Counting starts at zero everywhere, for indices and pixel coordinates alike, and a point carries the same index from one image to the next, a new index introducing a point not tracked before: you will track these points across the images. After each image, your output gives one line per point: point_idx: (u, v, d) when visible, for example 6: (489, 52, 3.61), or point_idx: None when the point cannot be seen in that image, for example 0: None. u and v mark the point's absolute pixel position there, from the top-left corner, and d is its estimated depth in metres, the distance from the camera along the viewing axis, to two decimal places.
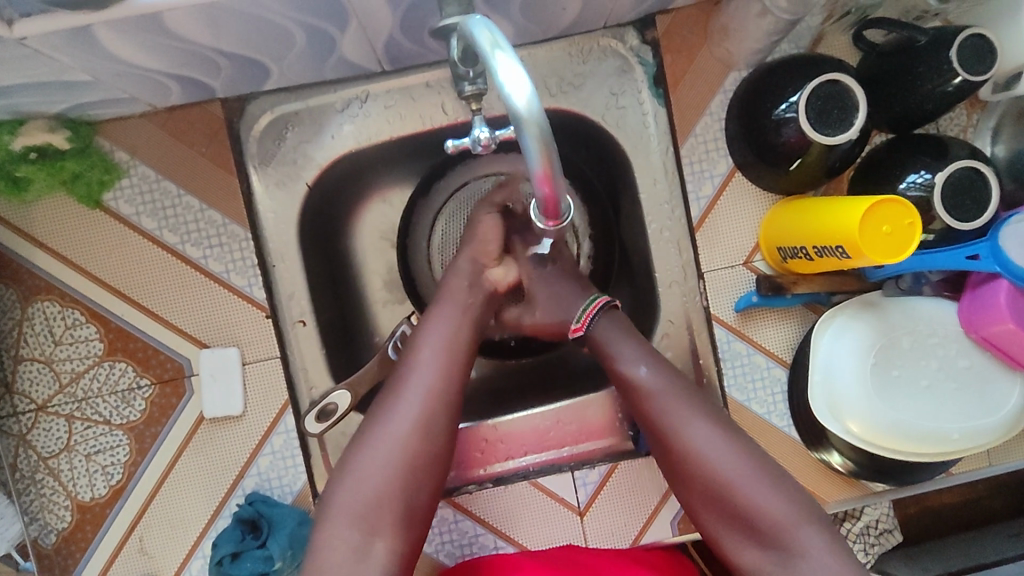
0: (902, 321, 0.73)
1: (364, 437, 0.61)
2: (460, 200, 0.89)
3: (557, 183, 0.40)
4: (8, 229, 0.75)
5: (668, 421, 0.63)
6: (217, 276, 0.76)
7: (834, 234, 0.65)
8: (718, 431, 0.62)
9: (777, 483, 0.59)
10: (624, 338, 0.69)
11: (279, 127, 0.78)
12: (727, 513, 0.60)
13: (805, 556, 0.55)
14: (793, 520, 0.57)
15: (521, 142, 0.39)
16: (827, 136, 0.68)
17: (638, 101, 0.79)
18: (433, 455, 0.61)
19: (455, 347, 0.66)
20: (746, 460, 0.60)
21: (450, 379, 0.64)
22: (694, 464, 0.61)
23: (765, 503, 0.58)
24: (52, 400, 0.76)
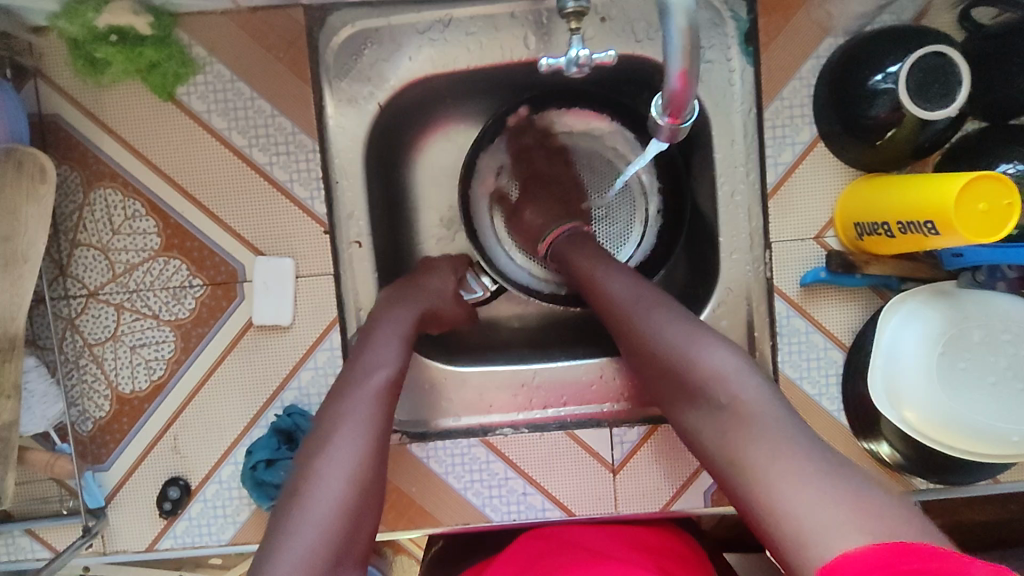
0: (976, 314, 0.70)
1: (317, 452, 0.57)
2: (529, 148, 0.89)
3: (691, 83, 0.44)
4: (79, 112, 0.74)
5: (625, 302, 0.65)
6: (280, 184, 0.75)
7: (924, 208, 0.62)
8: (667, 311, 0.63)
9: (712, 341, 0.60)
10: (584, 248, 0.75)
11: (358, 42, 0.76)
12: (680, 386, 0.60)
13: (739, 405, 0.55)
14: (733, 376, 0.57)
15: (663, 36, 0.43)
16: (925, 110, 0.65)
17: (726, 58, 0.76)
18: (379, 474, 0.58)
19: (395, 369, 0.64)
20: (678, 326, 0.62)
21: (389, 398, 0.62)
22: (649, 339, 0.62)
23: (704, 362, 0.58)
24: (103, 287, 0.76)
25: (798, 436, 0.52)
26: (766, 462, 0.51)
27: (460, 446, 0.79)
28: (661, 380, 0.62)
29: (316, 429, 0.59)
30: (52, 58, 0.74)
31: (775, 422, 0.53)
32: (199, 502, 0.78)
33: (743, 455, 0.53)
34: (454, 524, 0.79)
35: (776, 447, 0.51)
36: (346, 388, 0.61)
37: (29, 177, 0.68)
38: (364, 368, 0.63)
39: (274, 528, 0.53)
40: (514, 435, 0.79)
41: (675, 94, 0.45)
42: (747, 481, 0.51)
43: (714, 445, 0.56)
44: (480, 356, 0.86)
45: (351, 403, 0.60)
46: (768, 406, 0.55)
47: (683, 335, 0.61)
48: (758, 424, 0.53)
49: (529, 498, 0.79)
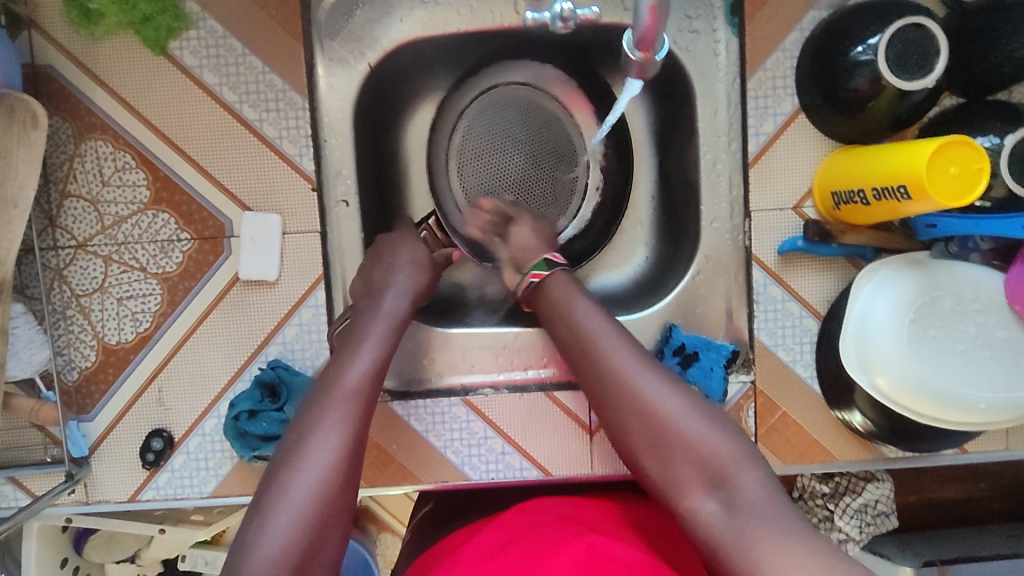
0: (947, 282, 0.72)
1: (291, 453, 0.57)
2: (486, 104, 0.91)
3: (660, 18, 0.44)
4: (73, 63, 0.75)
5: (625, 374, 0.62)
6: (269, 140, 0.76)
7: (896, 172, 0.64)
8: (668, 385, 0.62)
9: (718, 423, 0.60)
10: (574, 289, 0.71)
11: (349, 2, 0.77)
12: (674, 456, 0.59)
13: (744, 495, 0.55)
14: (732, 460, 0.57)
15: None
16: (903, 81, 0.66)
17: (712, 28, 0.78)
18: (350, 480, 0.58)
19: (372, 370, 0.64)
20: (684, 398, 0.61)
21: (366, 400, 0.62)
22: (647, 405, 0.61)
23: (710, 446, 0.58)
24: (92, 239, 0.77)
25: (802, 527, 0.52)
26: (771, 547, 0.50)
27: (441, 405, 0.80)
28: (649, 453, 0.60)
29: (294, 426, 0.60)
30: (46, 8, 0.74)
31: (780, 514, 0.53)
32: (182, 454, 0.79)
33: (745, 544, 0.52)
34: (433, 483, 0.80)
35: (776, 538, 0.51)
36: (325, 388, 0.62)
37: (21, 123, 0.69)
38: (342, 371, 0.63)
39: (242, 533, 0.54)
40: (494, 395, 0.80)
41: (645, 28, 0.45)
42: (750, 571, 0.51)
43: (708, 530, 0.55)
44: (463, 319, 0.87)
45: (327, 408, 0.60)
46: (768, 493, 0.55)
47: (686, 401, 0.61)
48: (762, 511, 0.53)
49: (507, 457, 0.80)
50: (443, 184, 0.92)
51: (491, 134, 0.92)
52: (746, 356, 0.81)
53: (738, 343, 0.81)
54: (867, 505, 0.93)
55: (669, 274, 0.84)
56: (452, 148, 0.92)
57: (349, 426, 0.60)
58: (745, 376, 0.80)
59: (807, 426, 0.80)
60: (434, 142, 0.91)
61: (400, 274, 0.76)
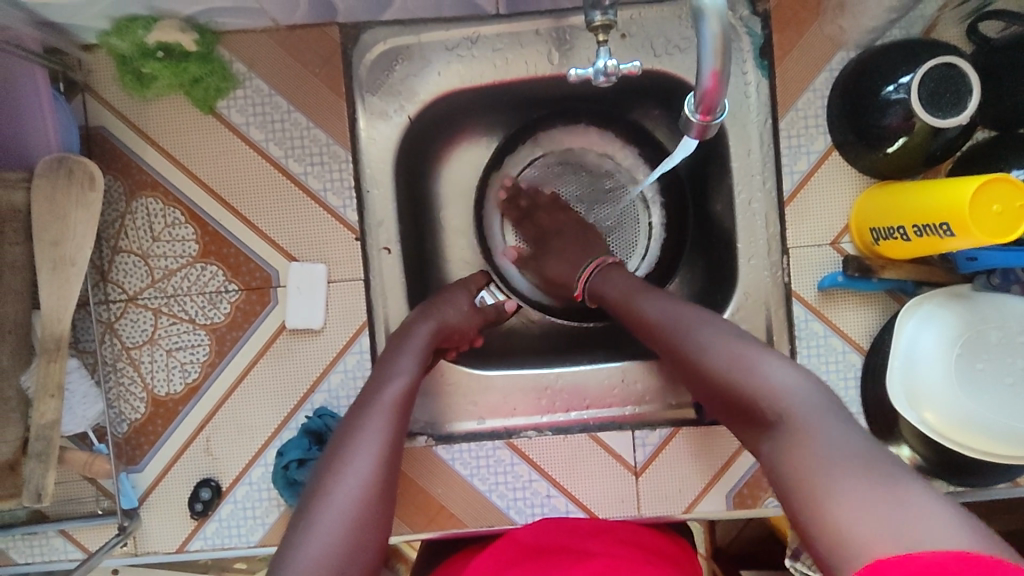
0: (993, 314, 0.72)
1: (333, 461, 0.59)
2: (529, 172, 0.94)
3: (722, 82, 0.43)
4: (124, 124, 0.78)
5: (671, 324, 0.66)
6: (314, 193, 0.79)
7: (937, 211, 0.64)
8: (723, 333, 0.62)
9: (777, 362, 0.58)
10: (612, 269, 0.79)
11: (389, 59, 0.80)
12: (734, 404, 0.58)
13: (794, 424, 0.52)
14: (780, 391, 0.55)
15: (696, 37, 0.42)
16: (937, 119, 0.67)
17: (742, 71, 0.80)
18: (389, 485, 0.59)
19: (407, 383, 0.66)
20: (739, 348, 0.60)
21: (402, 411, 0.64)
22: (695, 354, 0.62)
23: (762, 378, 0.56)
24: (142, 292, 0.79)
25: (855, 448, 0.49)
26: (823, 474, 0.48)
27: (485, 448, 0.80)
28: (719, 400, 0.60)
29: (336, 441, 0.62)
30: (100, 73, 0.78)
31: (831, 436, 0.50)
32: (230, 503, 0.79)
33: (795, 471, 0.50)
34: (477, 527, 0.80)
35: (825, 458, 0.49)
36: (365, 402, 0.64)
37: (78, 184, 0.71)
38: (384, 382, 0.66)
39: (287, 540, 0.55)
40: (538, 437, 0.80)
41: (706, 92, 0.44)
42: (797, 494, 0.49)
43: (767, 463, 0.54)
44: (503, 362, 0.87)
45: (367, 416, 0.63)
46: (820, 417, 0.52)
47: (735, 344, 0.60)
48: (807, 438, 0.51)
49: (553, 500, 0.80)
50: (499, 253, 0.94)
51: None
52: None
53: None
54: None
55: (708, 312, 0.85)
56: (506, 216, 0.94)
57: (386, 429, 0.62)
58: None
59: None
60: (485, 213, 0.93)
61: (439, 308, 0.77)
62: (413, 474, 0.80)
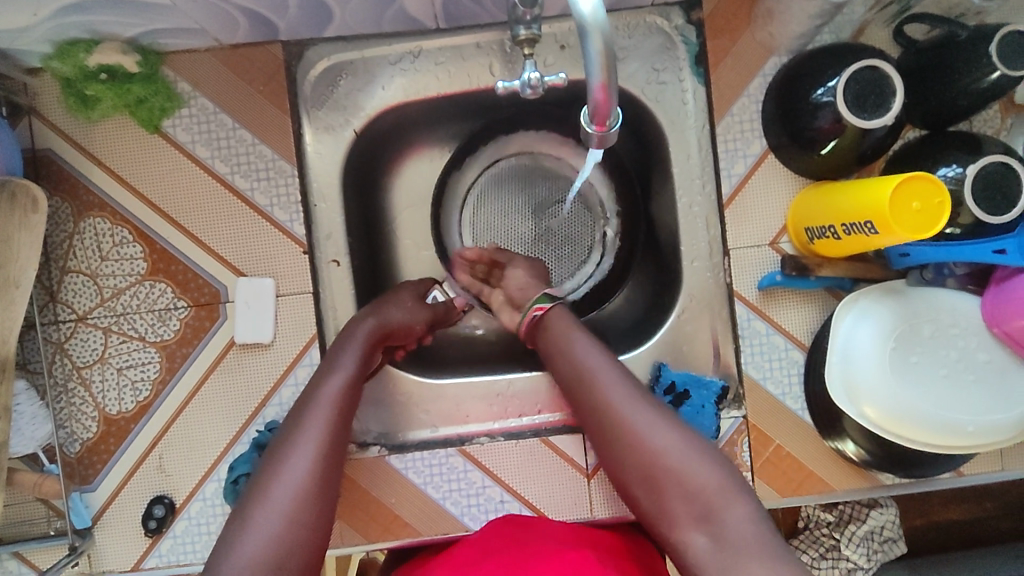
0: (925, 308, 0.73)
1: (275, 454, 0.59)
2: (492, 175, 0.94)
3: (611, 94, 0.45)
4: (70, 145, 0.79)
5: (610, 396, 0.63)
6: (260, 208, 0.80)
7: (863, 209, 0.66)
8: (656, 412, 0.61)
9: (705, 451, 0.59)
10: (572, 324, 0.72)
11: (333, 74, 0.81)
12: (659, 487, 0.58)
13: (730, 529, 0.54)
14: (723, 498, 0.55)
15: (584, 52, 0.44)
16: (862, 120, 0.69)
17: (679, 78, 0.82)
18: (331, 477, 0.60)
19: (349, 377, 0.67)
20: (671, 432, 0.60)
21: (343, 405, 0.65)
22: (634, 437, 0.60)
23: (696, 478, 0.57)
24: (91, 312, 0.79)
25: (793, 562, 0.50)
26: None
27: (438, 456, 0.81)
28: (645, 484, 0.59)
29: (277, 436, 0.62)
30: (45, 96, 0.79)
31: (769, 550, 0.51)
32: (184, 520, 0.79)
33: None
34: (432, 535, 0.80)
35: (766, 565, 0.50)
36: (305, 400, 0.65)
37: (22, 207, 0.72)
38: (324, 378, 0.67)
39: (224, 538, 0.54)
40: (490, 443, 0.81)
41: (598, 105, 0.46)
42: None
43: (702, 562, 0.54)
44: (457, 370, 0.88)
45: (309, 410, 0.63)
46: (762, 530, 0.53)
47: (663, 423, 0.60)
48: (747, 550, 0.52)
49: (507, 505, 0.80)
50: (457, 251, 0.94)
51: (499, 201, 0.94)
52: (737, 392, 0.82)
53: (728, 378, 0.82)
54: (873, 532, 0.93)
55: (657, 314, 0.86)
56: (465, 215, 0.94)
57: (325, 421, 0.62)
58: (736, 412, 0.81)
59: (802, 459, 0.81)
60: (443, 212, 0.94)
61: (389, 307, 0.78)
62: (367, 485, 0.80)
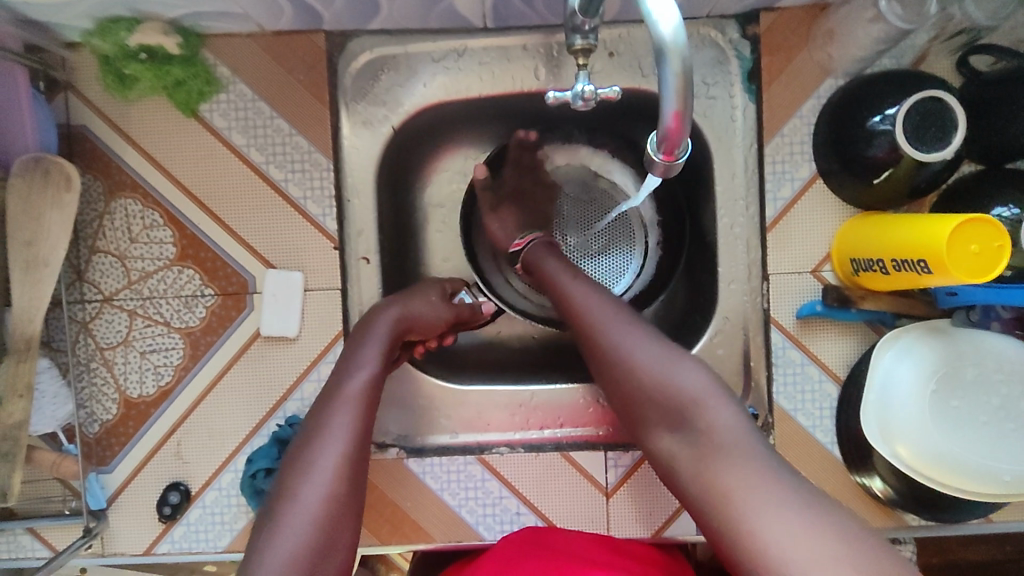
0: (969, 352, 0.71)
1: (300, 457, 0.57)
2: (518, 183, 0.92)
3: (685, 122, 0.43)
4: (105, 124, 0.78)
5: (597, 320, 0.65)
6: (293, 200, 0.78)
7: (916, 246, 0.64)
8: (641, 331, 0.64)
9: (692, 364, 0.60)
10: (551, 253, 0.77)
11: (375, 68, 0.79)
12: (647, 404, 0.60)
13: (712, 430, 0.55)
14: (702, 398, 0.57)
15: (659, 76, 0.42)
16: (921, 153, 0.66)
17: (729, 94, 0.79)
18: (360, 477, 0.58)
19: (374, 373, 0.64)
20: (663, 350, 0.61)
21: (368, 405, 0.62)
22: (614, 355, 0.62)
23: (683, 383, 0.58)
24: (118, 293, 0.79)
25: (763, 458, 0.53)
26: (738, 486, 0.51)
27: (457, 463, 0.80)
28: (627, 400, 0.62)
29: (301, 434, 0.60)
30: (82, 71, 0.77)
31: (748, 450, 0.53)
32: (198, 508, 0.79)
33: (711, 478, 0.53)
34: (446, 542, 0.79)
35: (745, 472, 0.52)
36: (328, 397, 0.62)
37: (55, 185, 0.71)
38: (347, 374, 0.64)
39: (255, 543, 0.54)
40: (510, 454, 0.80)
41: (669, 132, 0.44)
42: (716, 503, 0.52)
43: (677, 463, 0.57)
44: (480, 376, 0.87)
45: (333, 408, 0.61)
46: (736, 427, 0.55)
47: (655, 347, 0.62)
48: (727, 452, 0.54)
49: (523, 517, 0.79)
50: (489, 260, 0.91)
51: None
52: (767, 420, 0.80)
53: (758, 406, 0.80)
54: None
55: (688, 333, 0.84)
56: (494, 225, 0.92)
57: (351, 425, 0.59)
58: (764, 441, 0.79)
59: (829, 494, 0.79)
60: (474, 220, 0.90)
61: (412, 299, 0.76)
62: (384, 487, 0.80)
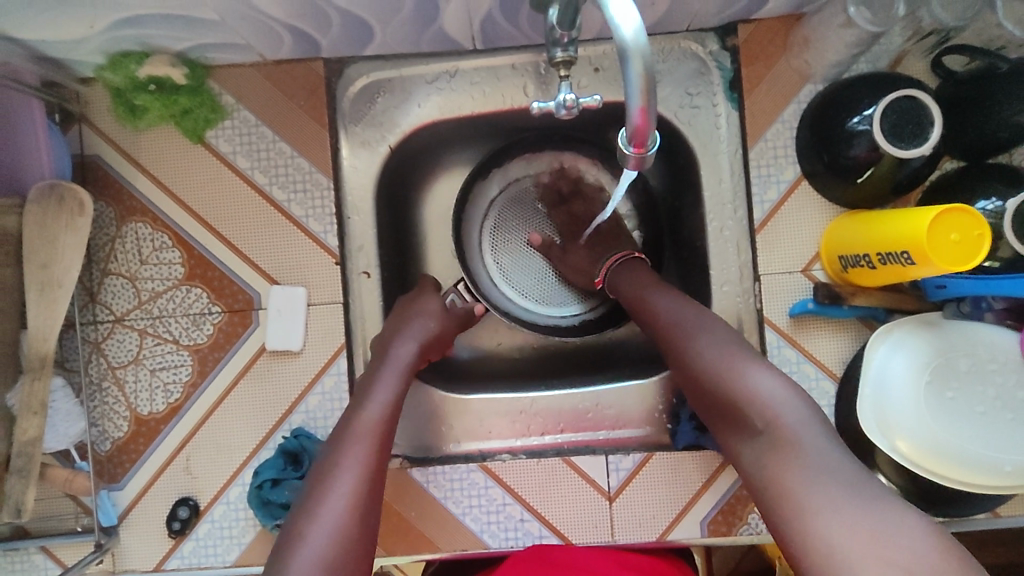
0: (962, 343, 0.72)
1: (317, 487, 0.58)
2: (511, 191, 0.94)
3: (650, 117, 0.45)
4: (118, 152, 0.82)
5: (677, 328, 0.66)
6: (296, 218, 0.81)
7: (899, 239, 0.65)
8: (715, 334, 0.64)
9: (761, 365, 0.60)
10: (635, 269, 0.78)
11: (372, 91, 0.83)
12: (723, 408, 0.60)
13: (786, 430, 0.55)
14: (780, 404, 0.57)
15: (623, 75, 0.44)
16: (900, 149, 0.68)
17: (712, 103, 0.82)
18: (372, 509, 0.59)
19: (389, 407, 0.66)
20: (732, 351, 0.62)
21: (382, 437, 0.63)
22: (692, 355, 0.63)
23: (755, 386, 0.58)
24: (129, 314, 0.82)
25: (837, 459, 0.53)
26: (806, 491, 0.52)
27: (460, 471, 0.80)
28: (705, 401, 0.62)
29: (316, 466, 0.61)
30: (95, 104, 0.81)
31: (827, 460, 0.53)
32: (207, 523, 0.80)
33: (784, 483, 0.53)
34: (452, 551, 0.80)
35: (813, 471, 0.52)
36: (342, 431, 0.63)
37: (69, 210, 0.75)
38: (360, 409, 0.65)
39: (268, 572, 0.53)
40: (512, 460, 0.81)
41: (637, 127, 0.46)
42: (784, 509, 0.52)
43: (750, 466, 0.57)
44: (482, 385, 0.88)
45: (348, 443, 0.62)
46: (806, 429, 0.55)
47: (724, 348, 0.62)
48: (800, 453, 0.54)
49: (527, 524, 0.80)
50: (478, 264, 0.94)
51: (518, 219, 0.95)
52: None
53: None
54: None
55: None
56: (484, 232, 0.95)
57: (364, 462, 0.60)
58: None
59: None
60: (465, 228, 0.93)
61: (414, 322, 0.76)
62: (389, 497, 0.80)
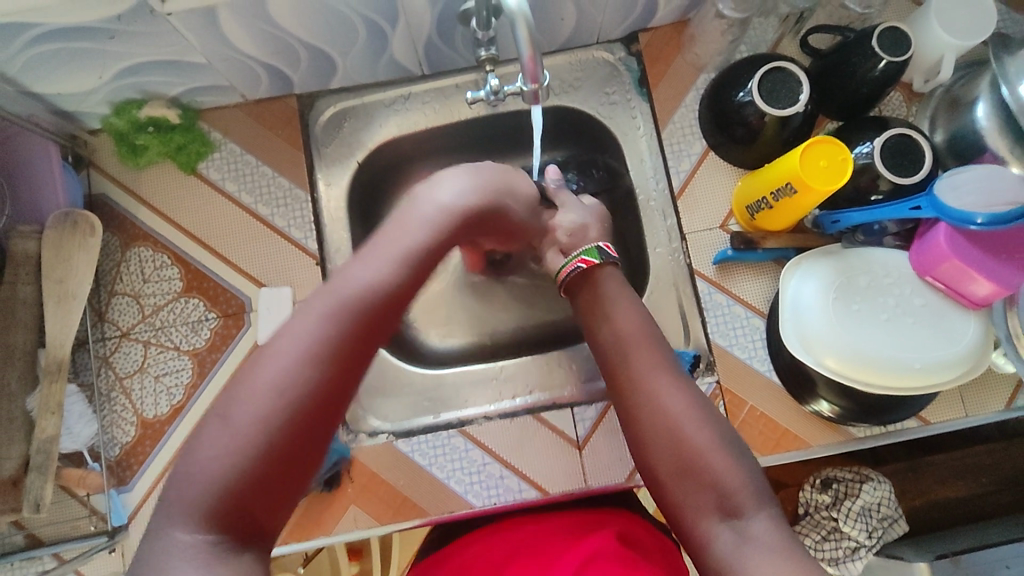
0: (860, 264, 0.83)
1: (257, 361, 0.54)
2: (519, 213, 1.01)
3: (537, 61, 0.64)
4: (121, 189, 0.94)
5: (639, 369, 0.67)
6: (279, 229, 0.93)
7: (783, 174, 0.78)
8: (685, 389, 0.65)
9: (738, 448, 0.62)
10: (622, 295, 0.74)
11: (339, 118, 0.97)
12: (687, 472, 0.60)
13: (753, 525, 0.56)
14: (743, 492, 0.58)
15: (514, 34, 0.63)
16: (779, 109, 0.82)
17: (626, 99, 0.97)
18: (322, 398, 0.54)
19: (384, 286, 0.59)
20: (706, 415, 0.63)
21: (362, 317, 0.57)
22: (661, 404, 0.64)
23: (728, 469, 0.59)
24: (134, 328, 0.91)
25: (791, 539, 0.55)
26: (761, 559, 0.53)
27: (440, 437, 0.88)
28: (663, 457, 0.62)
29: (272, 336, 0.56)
30: (101, 151, 0.95)
31: (772, 545, 0.54)
32: None
33: (737, 561, 0.54)
34: (439, 515, 0.86)
35: (773, 550, 0.54)
36: (320, 294, 0.58)
37: (82, 233, 0.87)
38: (349, 278, 0.59)
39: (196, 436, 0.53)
40: (487, 423, 0.89)
41: (529, 70, 0.65)
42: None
43: (709, 543, 0.57)
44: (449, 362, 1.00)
45: (316, 314, 0.56)
46: (773, 527, 0.56)
47: (700, 408, 0.64)
48: (768, 540, 0.55)
49: (506, 480, 0.87)
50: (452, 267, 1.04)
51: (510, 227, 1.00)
52: (708, 360, 0.89)
53: (699, 349, 0.90)
54: (870, 508, 1.00)
55: None
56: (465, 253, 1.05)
57: (321, 334, 0.55)
58: (709, 378, 0.89)
59: (775, 419, 0.87)
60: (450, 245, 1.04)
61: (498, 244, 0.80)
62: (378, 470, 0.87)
